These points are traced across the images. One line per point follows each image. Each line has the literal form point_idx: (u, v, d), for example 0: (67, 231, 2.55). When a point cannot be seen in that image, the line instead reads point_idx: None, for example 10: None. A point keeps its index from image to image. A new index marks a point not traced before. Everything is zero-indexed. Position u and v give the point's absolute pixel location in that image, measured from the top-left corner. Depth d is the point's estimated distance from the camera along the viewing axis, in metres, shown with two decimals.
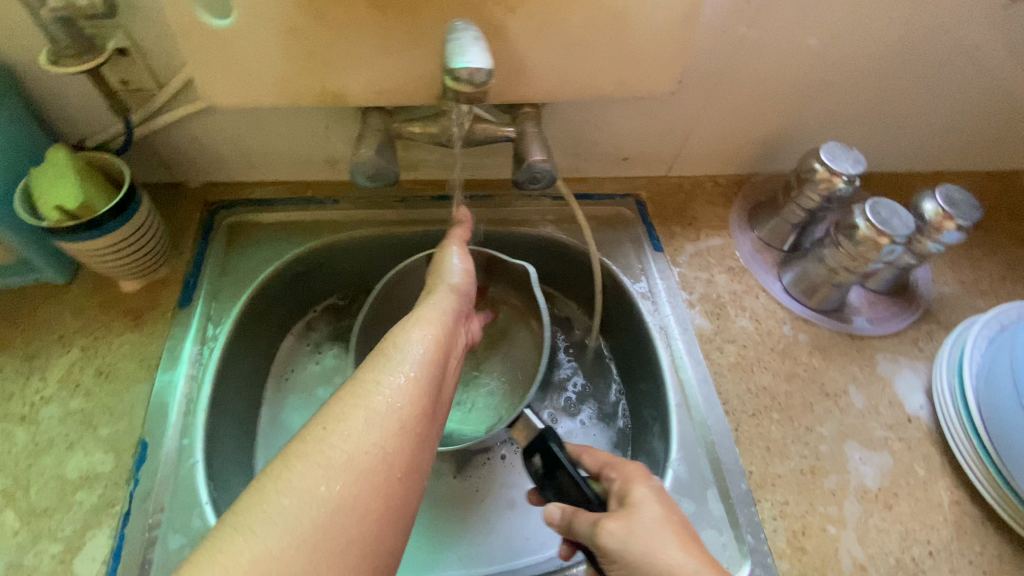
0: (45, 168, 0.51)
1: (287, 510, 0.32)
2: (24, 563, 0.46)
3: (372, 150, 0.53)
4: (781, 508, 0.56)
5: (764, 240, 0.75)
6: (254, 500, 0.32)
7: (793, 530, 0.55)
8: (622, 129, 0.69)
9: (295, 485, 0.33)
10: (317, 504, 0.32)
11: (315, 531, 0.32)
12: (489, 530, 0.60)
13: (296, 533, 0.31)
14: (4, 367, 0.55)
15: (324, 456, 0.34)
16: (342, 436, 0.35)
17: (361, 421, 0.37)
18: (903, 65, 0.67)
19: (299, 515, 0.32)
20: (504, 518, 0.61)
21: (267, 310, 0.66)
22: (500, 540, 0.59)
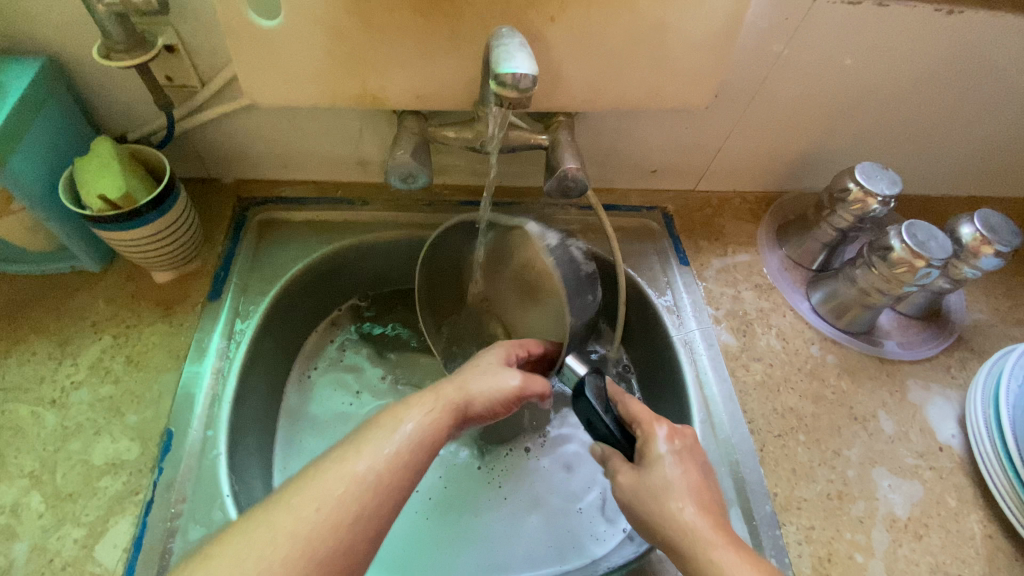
0: (90, 159, 0.52)
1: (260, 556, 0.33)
2: (49, 546, 0.47)
3: (408, 153, 0.53)
4: (806, 532, 0.55)
5: (792, 258, 0.74)
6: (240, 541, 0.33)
7: (818, 556, 0.53)
8: (653, 141, 0.69)
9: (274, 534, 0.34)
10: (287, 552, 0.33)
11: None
12: (509, 530, 0.60)
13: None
14: (37, 350, 0.56)
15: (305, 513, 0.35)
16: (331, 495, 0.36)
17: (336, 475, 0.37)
18: (942, 87, 0.66)
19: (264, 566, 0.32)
20: (525, 518, 0.61)
21: (294, 307, 0.67)
22: (520, 541, 0.59)
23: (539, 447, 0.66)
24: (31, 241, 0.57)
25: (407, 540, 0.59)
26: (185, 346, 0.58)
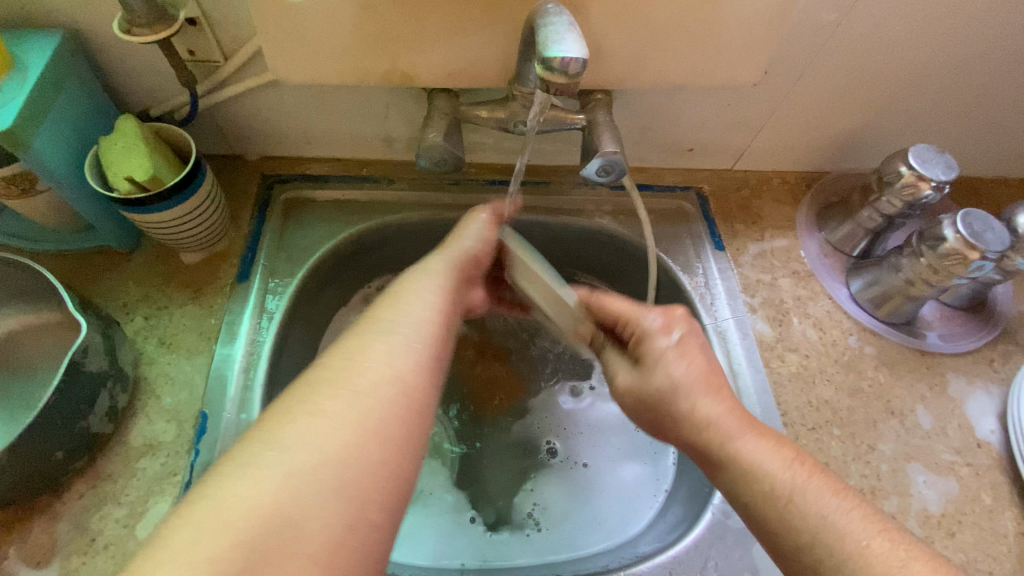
0: (116, 139, 0.51)
1: (280, 462, 0.30)
2: (89, 526, 0.47)
3: (441, 135, 0.51)
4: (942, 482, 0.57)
5: (833, 244, 0.70)
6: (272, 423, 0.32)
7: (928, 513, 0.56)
8: (692, 117, 0.65)
9: (289, 443, 0.31)
10: (307, 457, 0.31)
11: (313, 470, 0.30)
12: (549, 521, 0.61)
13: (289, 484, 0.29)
14: (52, 331, 0.55)
15: (314, 424, 0.32)
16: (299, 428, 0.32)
17: (306, 442, 0.31)
18: (1001, 73, 0.62)
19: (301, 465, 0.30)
20: (564, 504, 0.62)
21: (321, 289, 0.66)
22: (562, 534, 0.59)
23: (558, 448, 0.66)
24: (58, 216, 0.57)
25: (442, 537, 0.59)
26: (215, 328, 0.57)
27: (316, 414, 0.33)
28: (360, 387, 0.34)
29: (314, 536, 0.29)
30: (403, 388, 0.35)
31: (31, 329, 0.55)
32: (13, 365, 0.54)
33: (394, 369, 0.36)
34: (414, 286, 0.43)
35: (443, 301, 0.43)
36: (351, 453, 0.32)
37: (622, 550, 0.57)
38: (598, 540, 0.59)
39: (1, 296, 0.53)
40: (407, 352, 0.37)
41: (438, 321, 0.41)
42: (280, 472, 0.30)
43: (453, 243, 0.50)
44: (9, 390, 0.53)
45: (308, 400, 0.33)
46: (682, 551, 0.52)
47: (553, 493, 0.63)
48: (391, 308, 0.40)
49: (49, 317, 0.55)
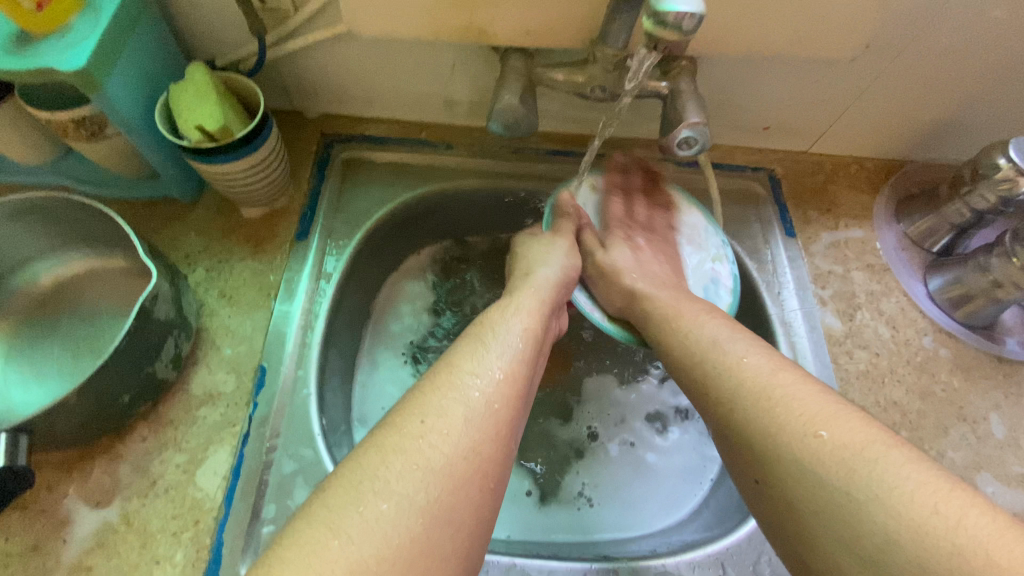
0: (186, 85, 0.50)
1: (386, 510, 0.30)
2: (151, 469, 0.48)
3: (516, 97, 0.48)
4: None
5: (912, 238, 0.66)
6: (372, 460, 0.32)
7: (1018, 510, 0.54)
8: (774, 93, 0.61)
9: (393, 485, 0.31)
10: (415, 505, 0.30)
11: (418, 527, 0.30)
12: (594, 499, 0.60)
13: (395, 535, 0.29)
14: (119, 276, 0.56)
15: (420, 454, 0.32)
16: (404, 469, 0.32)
17: (404, 485, 0.31)
18: None
19: (399, 515, 0.30)
20: (612, 485, 0.61)
21: (376, 253, 0.65)
22: (605, 514, 0.59)
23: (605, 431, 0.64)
24: (124, 163, 0.57)
25: None
26: (274, 284, 0.57)
27: (416, 452, 0.33)
28: (462, 430, 0.34)
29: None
30: (476, 460, 0.33)
31: (100, 273, 0.56)
32: (80, 307, 0.55)
33: (488, 418, 0.36)
34: (501, 329, 0.42)
35: (527, 347, 0.42)
36: (429, 528, 0.30)
37: (668, 536, 0.56)
38: (644, 523, 0.58)
39: (73, 239, 0.54)
40: (490, 414, 0.36)
41: (518, 378, 0.39)
42: (351, 544, 0.28)
43: (534, 281, 0.50)
44: (76, 329, 0.54)
45: (382, 456, 0.32)
46: (734, 543, 0.51)
47: (599, 473, 0.62)
48: (487, 343, 0.41)
49: (117, 263, 0.56)
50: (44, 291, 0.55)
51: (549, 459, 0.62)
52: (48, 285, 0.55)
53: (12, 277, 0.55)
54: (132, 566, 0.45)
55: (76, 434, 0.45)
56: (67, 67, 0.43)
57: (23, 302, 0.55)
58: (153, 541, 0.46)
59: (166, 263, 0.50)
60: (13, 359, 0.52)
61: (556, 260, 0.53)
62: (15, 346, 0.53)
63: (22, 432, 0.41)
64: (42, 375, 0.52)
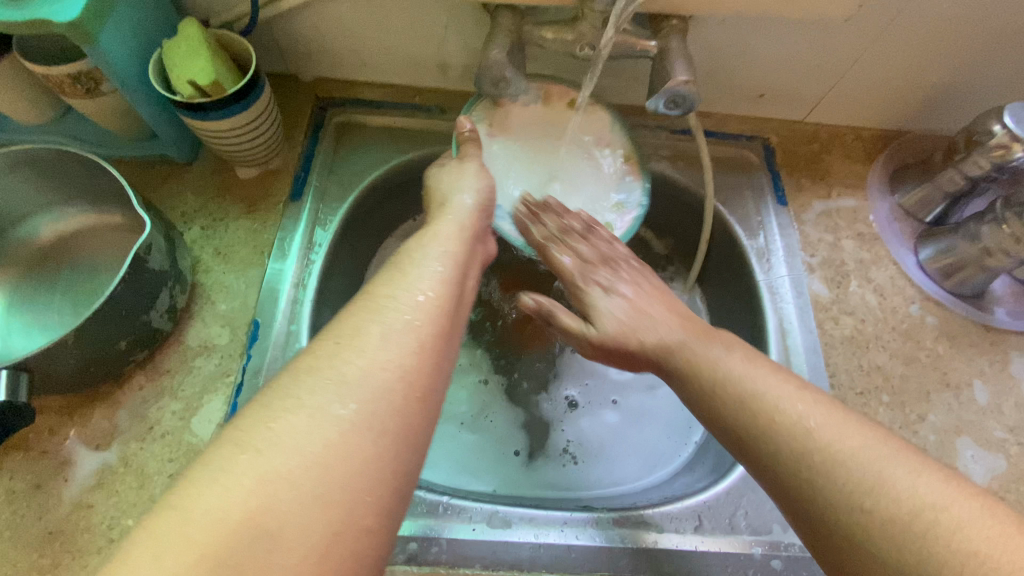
0: (178, 42, 0.51)
1: (296, 430, 0.29)
2: (148, 415, 0.50)
3: (504, 53, 0.49)
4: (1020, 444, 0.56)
5: (905, 208, 0.66)
6: (280, 392, 0.31)
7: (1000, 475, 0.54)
8: (767, 57, 0.61)
9: (306, 403, 0.30)
10: (328, 424, 0.29)
11: (326, 451, 0.28)
12: (583, 459, 0.61)
13: (305, 455, 0.28)
14: (117, 232, 0.57)
15: (337, 372, 0.31)
16: (305, 395, 0.30)
17: (311, 411, 0.29)
18: None
19: (308, 438, 0.28)
20: (599, 448, 0.62)
21: (369, 216, 0.66)
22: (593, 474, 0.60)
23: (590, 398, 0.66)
24: (120, 121, 0.58)
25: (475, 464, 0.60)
26: (269, 244, 0.58)
27: (334, 371, 0.31)
28: (379, 349, 0.33)
29: (300, 537, 0.26)
30: (390, 371, 0.32)
31: (98, 228, 0.57)
32: (80, 261, 0.56)
33: (405, 344, 0.33)
34: (421, 259, 0.41)
35: (449, 271, 0.41)
36: (348, 441, 0.29)
37: (652, 492, 0.57)
38: (627, 481, 0.60)
39: (70, 193, 0.55)
40: (410, 328, 0.35)
41: (439, 297, 0.38)
42: (260, 457, 0.27)
43: (451, 208, 0.49)
44: (77, 282, 0.56)
45: (295, 375, 0.32)
46: (713, 498, 0.52)
47: (585, 432, 0.63)
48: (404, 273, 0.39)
49: (113, 220, 0.57)
50: (46, 246, 0.57)
51: (537, 418, 0.64)
52: (49, 240, 0.57)
53: (14, 231, 0.56)
54: (131, 504, 0.47)
55: (77, 380, 0.47)
56: (61, 17, 0.44)
57: (25, 256, 0.56)
58: (150, 482, 0.48)
59: (162, 217, 0.51)
60: (15, 309, 0.54)
61: (472, 182, 0.51)
62: (19, 297, 0.55)
63: (22, 370, 0.42)
64: (43, 326, 0.53)
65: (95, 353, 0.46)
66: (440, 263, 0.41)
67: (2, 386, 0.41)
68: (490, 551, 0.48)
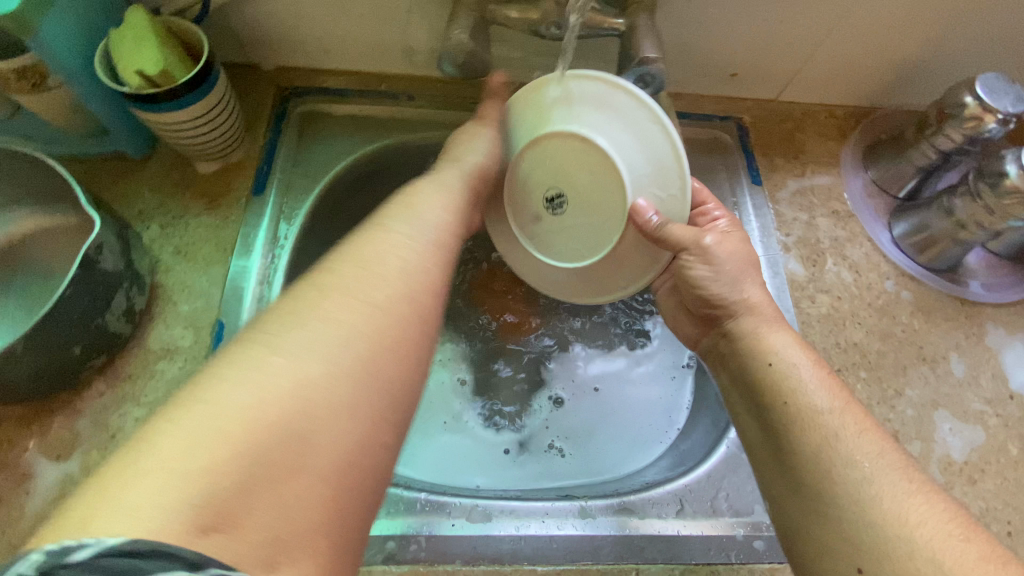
0: (125, 30, 0.48)
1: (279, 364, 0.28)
2: (110, 423, 0.48)
3: (465, 34, 0.47)
4: (999, 416, 0.56)
5: (879, 184, 0.66)
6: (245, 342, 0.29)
7: (978, 447, 0.55)
8: (738, 35, 0.60)
9: (286, 338, 0.29)
10: (309, 358, 0.28)
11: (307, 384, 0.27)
12: (566, 450, 0.61)
13: (287, 385, 0.27)
14: (71, 233, 0.55)
15: (329, 311, 0.31)
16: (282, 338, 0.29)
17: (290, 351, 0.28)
18: None
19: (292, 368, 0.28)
20: (583, 437, 0.62)
21: (337, 209, 0.64)
22: (578, 464, 0.60)
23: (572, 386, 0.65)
24: (69, 118, 0.55)
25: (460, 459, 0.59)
26: (232, 242, 0.56)
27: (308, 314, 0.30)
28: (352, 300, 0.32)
29: (293, 475, 0.25)
30: (383, 309, 0.32)
31: (50, 230, 0.55)
32: (32, 266, 0.54)
33: (386, 292, 0.33)
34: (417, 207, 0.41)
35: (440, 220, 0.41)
36: (349, 389, 0.29)
37: (635, 479, 0.57)
38: (611, 468, 0.59)
39: (17, 195, 0.53)
40: (408, 275, 0.35)
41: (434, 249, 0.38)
42: (262, 378, 0.27)
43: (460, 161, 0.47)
44: (29, 288, 0.53)
45: (281, 322, 0.30)
46: (694, 482, 0.52)
47: (568, 422, 0.62)
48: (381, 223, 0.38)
49: (64, 220, 0.54)
50: None
51: (518, 409, 0.63)
52: None
53: None
54: None
55: (30, 388, 0.45)
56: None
57: None
58: None
59: (114, 215, 0.49)
60: None
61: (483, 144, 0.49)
62: None
63: None
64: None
65: (46, 361, 0.44)
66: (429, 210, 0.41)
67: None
68: (470, 546, 0.47)
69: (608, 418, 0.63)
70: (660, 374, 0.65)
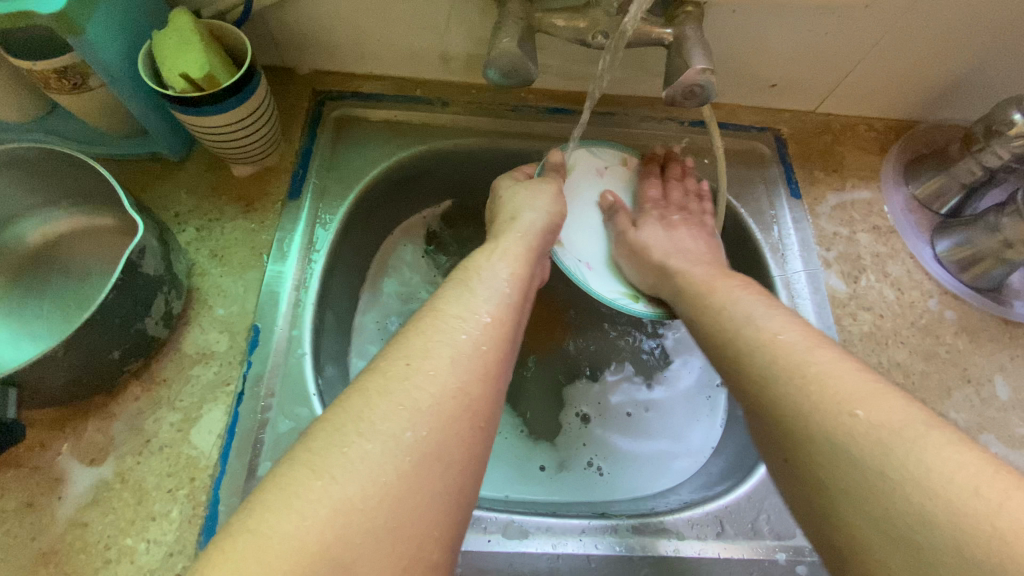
0: (168, 33, 0.48)
1: (368, 454, 0.29)
2: (145, 428, 0.48)
3: (513, 42, 0.46)
4: None
5: (920, 199, 0.65)
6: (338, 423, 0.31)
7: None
8: (781, 46, 0.59)
9: (378, 428, 0.30)
10: (400, 451, 0.30)
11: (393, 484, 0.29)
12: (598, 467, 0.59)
13: (377, 481, 0.28)
14: (109, 235, 0.54)
15: (409, 397, 0.31)
16: (374, 421, 0.30)
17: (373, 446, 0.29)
18: None
19: (380, 463, 0.29)
20: (614, 452, 0.60)
21: (370, 214, 0.64)
22: (611, 481, 0.59)
23: (606, 397, 0.64)
24: (109, 119, 0.55)
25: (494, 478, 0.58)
26: (268, 246, 0.56)
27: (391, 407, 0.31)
28: (428, 387, 0.32)
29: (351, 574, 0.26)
30: (467, 407, 0.32)
31: (88, 231, 0.55)
32: (69, 267, 0.54)
33: (457, 382, 0.33)
34: (486, 273, 0.41)
35: (512, 293, 0.41)
36: (418, 462, 0.30)
37: (670, 498, 0.56)
38: (645, 484, 0.58)
39: (57, 196, 0.52)
40: (473, 358, 0.34)
41: (502, 322, 0.38)
42: (331, 484, 0.28)
43: (519, 226, 0.49)
44: (65, 289, 0.53)
45: (367, 399, 0.32)
46: (734, 502, 0.50)
47: (600, 438, 0.61)
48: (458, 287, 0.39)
49: (105, 220, 0.54)
50: (32, 250, 0.54)
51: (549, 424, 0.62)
52: (35, 244, 0.54)
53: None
54: (129, 522, 0.45)
55: (69, 393, 0.45)
56: (46, 9, 0.41)
57: (11, 262, 0.53)
58: (149, 499, 0.46)
59: (154, 218, 0.49)
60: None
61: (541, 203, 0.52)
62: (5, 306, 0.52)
63: (10, 386, 0.40)
64: (30, 338, 0.50)
65: (85, 365, 0.43)
66: (503, 282, 0.41)
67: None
68: (506, 562, 0.47)
69: (643, 434, 0.62)
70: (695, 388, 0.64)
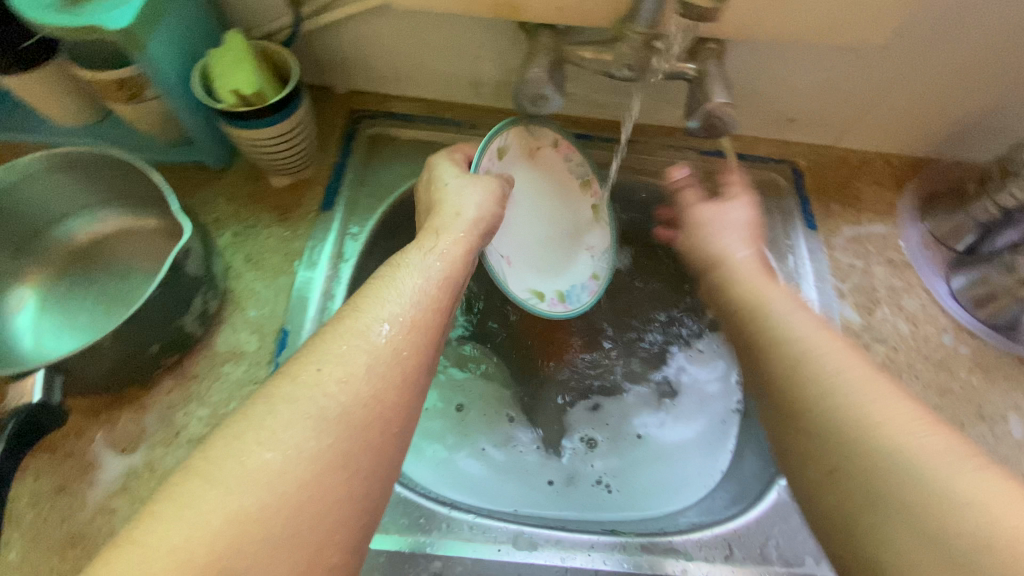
0: (223, 52, 0.52)
1: (267, 464, 0.30)
2: (175, 421, 0.50)
3: (543, 72, 0.49)
4: None
5: (936, 236, 0.65)
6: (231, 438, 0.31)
7: None
8: (800, 83, 0.61)
9: (279, 439, 0.31)
10: (296, 456, 0.31)
11: (294, 490, 0.30)
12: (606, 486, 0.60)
13: (274, 489, 0.30)
14: (152, 237, 0.58)
15: (312, 404, 0.33)
16: (269, 433, 0.31)
17: (274, 452, 0.31)
18: None
19: (278, 471, 0.30)
20: (622, 472, 0.61)
21: (397, 227, 0.67)
22: (618, 500, 0.59)
23: (615, 418, 0.65)
24: (161, 129, 0.59)
25: (494, 486, 0.59)
26: (301, 253, 0.58)
27: (286, 414, 0.32)
28: (336, 395, 0.34)
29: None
30: (371, 409, 0.34)
31: (133, 232, 0.58)
32: (113, 264, 0.57)
33: (367, 391, 0.35)
34: (400, 277, 0.42)
35: (434, 294, 0.42)
36: (314, 477, 0.31)
37: (676, 519, 0.56)
38: (654, 505, 0.59)
39: (108, 197, 0.56)
40: (381, 367, 0.36)
41: (413, 326, 0.39)
42: (225, 496, 0.29)
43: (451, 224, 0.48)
44: (108, 285, 0.56)
45: (269, 407, 0.33)
46: (742, 526, 0.51)
47: (608, 458, 0.62)
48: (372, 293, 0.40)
49: (149, 224, 0.58)
50: (80, 247, 0.57)
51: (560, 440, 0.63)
52: (83, 242, 0.57)
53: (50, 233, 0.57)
54: None
55: (107, 383, 0.47)
56: (113, 24, 0.45)
57: (60, 258, 0.57)
58: None
59: (199, 222, 0.52)
60: (45, 310, 0.54)
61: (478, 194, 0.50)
62: (50, 299, 0.55)
63: (57, 372, 0.43)
64: (72, 331, 0.53)
65: (125, 357, 0.46)
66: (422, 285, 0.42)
67: (40, 387, 0.41)
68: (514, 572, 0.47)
69: (650, 454, 0.63)
70: (705, 413, 0.65)
